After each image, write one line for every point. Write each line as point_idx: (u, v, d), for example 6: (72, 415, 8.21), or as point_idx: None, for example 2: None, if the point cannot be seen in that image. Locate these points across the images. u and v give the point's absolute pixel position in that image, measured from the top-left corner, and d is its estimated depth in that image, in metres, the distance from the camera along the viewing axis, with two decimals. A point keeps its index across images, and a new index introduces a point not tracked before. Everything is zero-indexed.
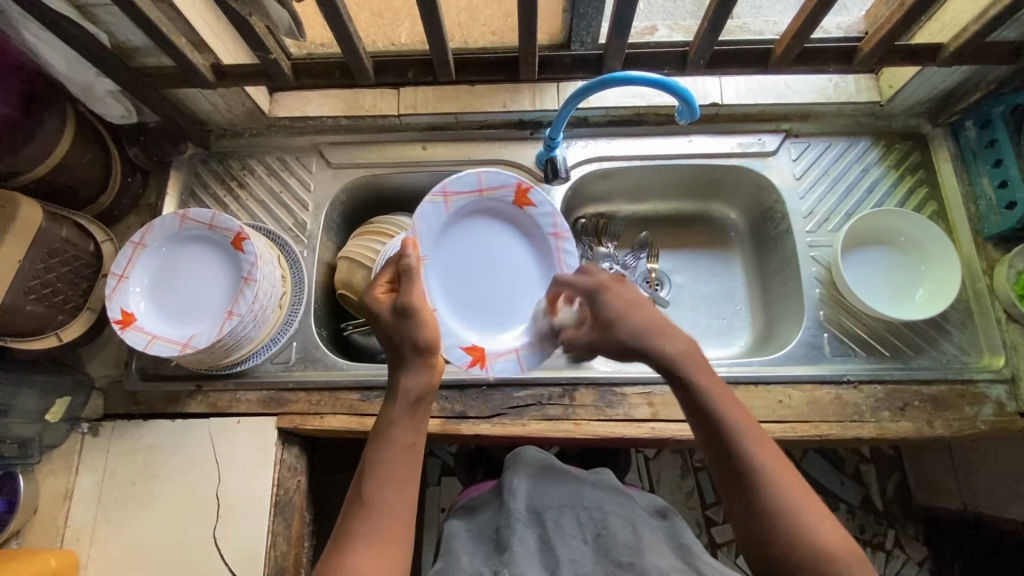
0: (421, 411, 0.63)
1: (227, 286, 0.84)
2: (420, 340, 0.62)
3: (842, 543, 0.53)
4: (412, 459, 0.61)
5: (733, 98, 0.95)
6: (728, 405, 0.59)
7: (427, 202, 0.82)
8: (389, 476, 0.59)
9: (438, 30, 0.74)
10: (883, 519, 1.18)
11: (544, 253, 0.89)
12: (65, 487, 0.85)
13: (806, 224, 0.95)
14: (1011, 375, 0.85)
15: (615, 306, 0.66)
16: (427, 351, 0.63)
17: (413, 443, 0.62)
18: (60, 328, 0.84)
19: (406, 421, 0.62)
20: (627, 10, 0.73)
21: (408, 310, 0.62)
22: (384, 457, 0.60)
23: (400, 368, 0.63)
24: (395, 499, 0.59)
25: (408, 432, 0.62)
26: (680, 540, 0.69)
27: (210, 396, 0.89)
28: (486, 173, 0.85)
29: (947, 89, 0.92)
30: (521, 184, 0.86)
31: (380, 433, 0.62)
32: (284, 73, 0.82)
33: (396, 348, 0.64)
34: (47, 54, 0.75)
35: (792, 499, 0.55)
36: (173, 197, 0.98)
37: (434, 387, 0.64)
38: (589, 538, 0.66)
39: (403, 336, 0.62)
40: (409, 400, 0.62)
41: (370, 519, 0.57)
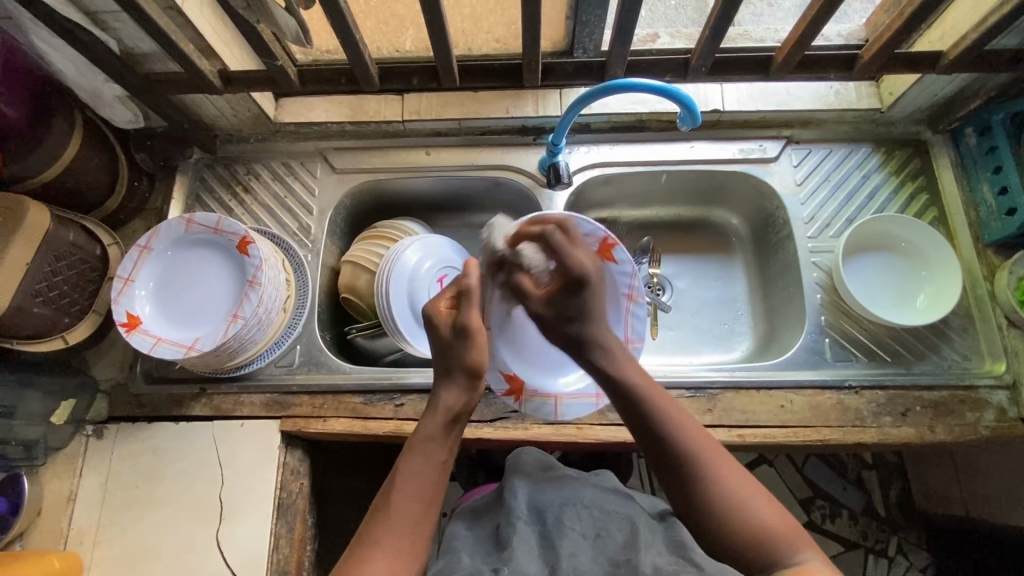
0: (456, 429, 0.66)
1: (233, 289, 0.85)
2: (470, 361, 0.67)
3: (781, 523, 0.59)
4: (440, 473, 0.63)
5: (734, 104, 0.96)
6: (662, 403, 0.66)
7: (509, 224, 0.80)
8: (416, 486, 0.61)
9: (443, 37, 0.75)
10: (885, 525, 1.18)
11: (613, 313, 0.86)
12: (69, 489, 0.85)
13: (808, 229, 0.95)
14: (1012, 381, 0.85)
15: (579, 300, 0.71)
16: (474, 373, 0.67)
17: (446, 460, 0.64)
18: (65, 332, 0.85)
19: (441, 437, 0.64)
20: (630, 18, 0.74)
21: (464, 331, 0.67)
22: (414, 469, 0.62)
23: (445, 386, 0.67)
24: (420, 511, 0.60)
25: (440, 447, 0.64)
26: (677, 536, 0.65)
27: (214, 400, 0.89)
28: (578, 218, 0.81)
29: (947, 97, 0.92)
30: (608, 239, 0.82)
31: (412, 446, 0.64)
32: (291, 79, 0.83)
33: (446, 366, 0.68)
34: (57, 59, 0.77)
35: (731, 485, 0.60)
36: (179, 201, 0.99)
37: (473, 408, 0.67)
38: (589, 535, 0.65)
39: (455, 357, 0.67)
40: (447, 416, 0.65)
41: (392, 528, 0.58)
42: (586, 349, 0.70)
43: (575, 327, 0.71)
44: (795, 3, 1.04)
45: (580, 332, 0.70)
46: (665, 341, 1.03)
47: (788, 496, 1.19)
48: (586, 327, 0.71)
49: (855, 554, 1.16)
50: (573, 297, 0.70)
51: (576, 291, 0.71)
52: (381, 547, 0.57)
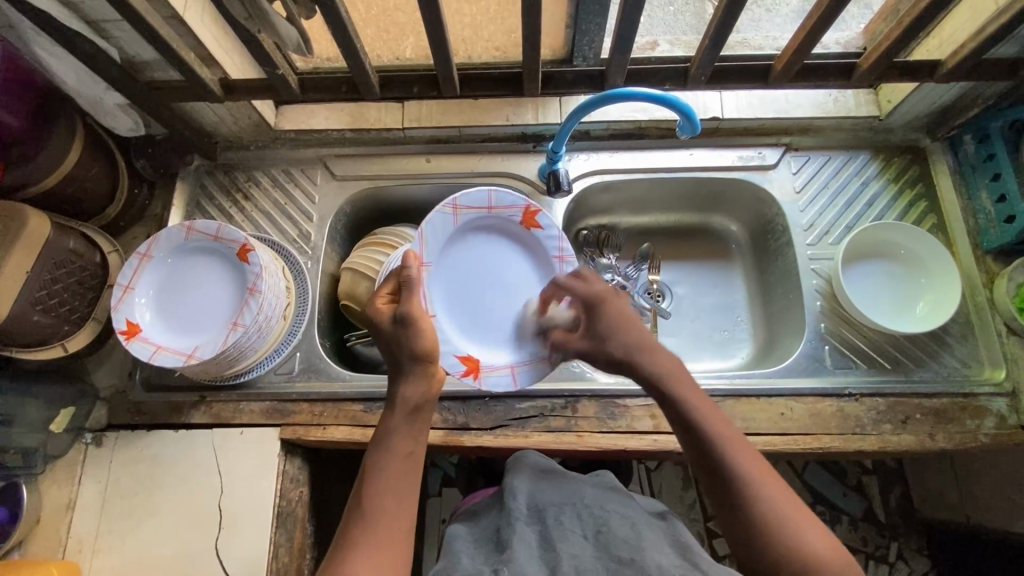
0: (420, 418, 0.64)
1: (232, 297, 0.85)
2: (418, 348, 0.65)
3: (831, 549, 0.56)
4: (412, 467, 0.63)
5: (733, 112, 0.97)
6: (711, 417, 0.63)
7: (436, 211, 0.82)
8: (389, 482, 0.61)
9: (443, 46, 0.76)
10: (885, 531, 1.18)
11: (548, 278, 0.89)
12: (68, 497, 0.85)
13: (807, 237, 0.96)
14: (1012, 388, 0.85)
15: (605, 322, 0.70)
16: (426, 360, 0.65)
17: (411, 452, 0.63)
18: (65, 340, 0.85)
19: (404, 431, 0.63)
20: (630, 28, 0.74)
21: (407, 319, 0.65)
22: (384, 464, 0.62)
23: (400, 378, 0.66)
24: (395, 506, 0.60)
25: (408, 440, 0.63)
26: (681, 538, 0.66)
27: (214, 407, 0.89)
28: (497, 192, 0.85)
29: (946, 105, 0.93)
30: (529, 206, 0.86)
31: (380, 442, 0.64)
32: (291, 87, 0.83)
33: (396, 358, 0.66)
34: (58, 68, 0.77)
35: (781, 508, 0.58)
36: (179, 208, 0.99)
37: (435, 396, 0.66)
38: (590, 534, 0.65)
39: (401, 346, 0.65)
40: (408, 407, 0.64)
41: (369, 523, 0.58)
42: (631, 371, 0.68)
43: (618, 349, 0.68)
44: (793, 10, 1.05)
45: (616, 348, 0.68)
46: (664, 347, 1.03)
47: None
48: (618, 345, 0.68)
49: (855, 560, 1.16)
50: (597, 321, 0.70)
51: (596, 317, 0.71)
52: (359, 543, 0.57)
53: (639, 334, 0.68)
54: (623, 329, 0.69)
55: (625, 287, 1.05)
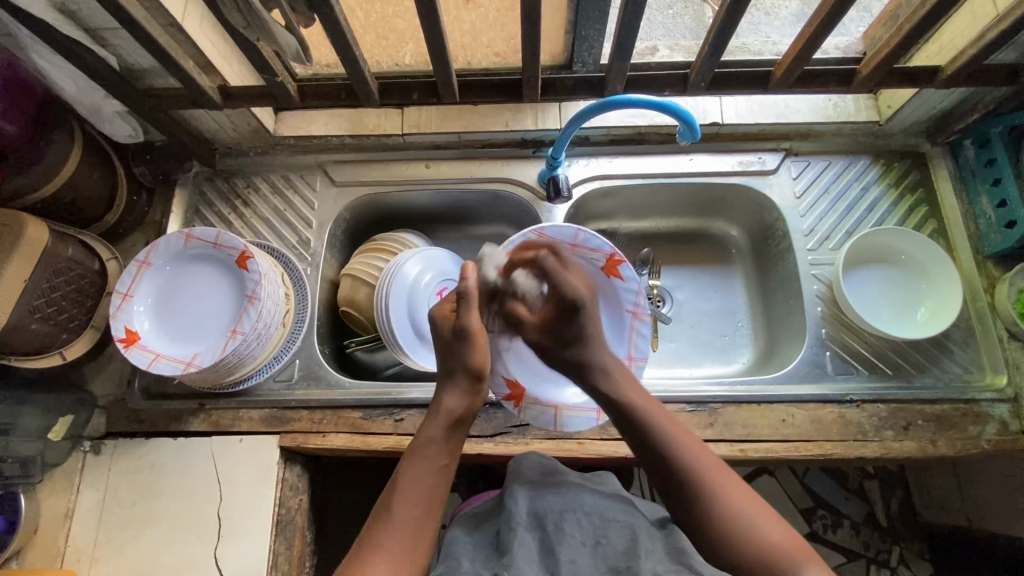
0: (460, 432, 0.67)
1: (231, 304, 0.85)
2: (468, 362, 0.69)
3: (784, 539, 0.59)
4: (443, 478, 0.64)
5: (733, 117, 0.97)
6: (662, 421, 0.68)
7: (516, 238, 0.84)
8: (419, 490, 0.61)
9: (442, 53, 0.76)
10: (887, 536, 1.18)
11: (619, 329, 0.89)
12: (66, 506, 0.84)
13: (808, 242, 0.96)
14: (1014, 394, 0.85)
15: (581, 323, 0.74)
16: (474, 375, 0.69)
17: (446, 465, 0.65)
18: (64, 347, 0.84)
19: (443, 442, 0.66)
20: (629, 34, 0.74)
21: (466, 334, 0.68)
22: (417, 472, 0.63)
23: (445, 388, 0.69)
24: (423, 514, 0.60)
25: (443, 451, 0.65)
26: (679, 544, 0.66)
27: (213, 415, 0.89)
28: (585, 234, 0.86)
29: (946, 110, 0.93)
30: (615, 255, 0.87)
31: (417, 449, 0.65)
32: (290, 94, 0.83)
33: (449, 368, 0.70)
34: (57, 76, 0.77)
35: (730, 499, 0.61)
36: (178, 215, 0.99)
37: (474, 412, 0.69)
38: (589, 543, 0.65)
39: (457, 358, 0.69)
40: (450, 419, 0.67)
41: (396, 529, 0.59)
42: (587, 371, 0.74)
43: (573, 352, 0.75)
44: (792, 14, 1.05)
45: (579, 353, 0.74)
46: (665, 353, 1.03)
47: (790, 507, 1.19)
48: (585, 352, 0.74)
49: (857, 565, 1.16)
50: (574, 321, 0.74)
51: (574, 316, 0.74)
52: (385, 547, 0.57)
53: (590, 339, 0.75)
54: (594, 342, 0.75)
55: None
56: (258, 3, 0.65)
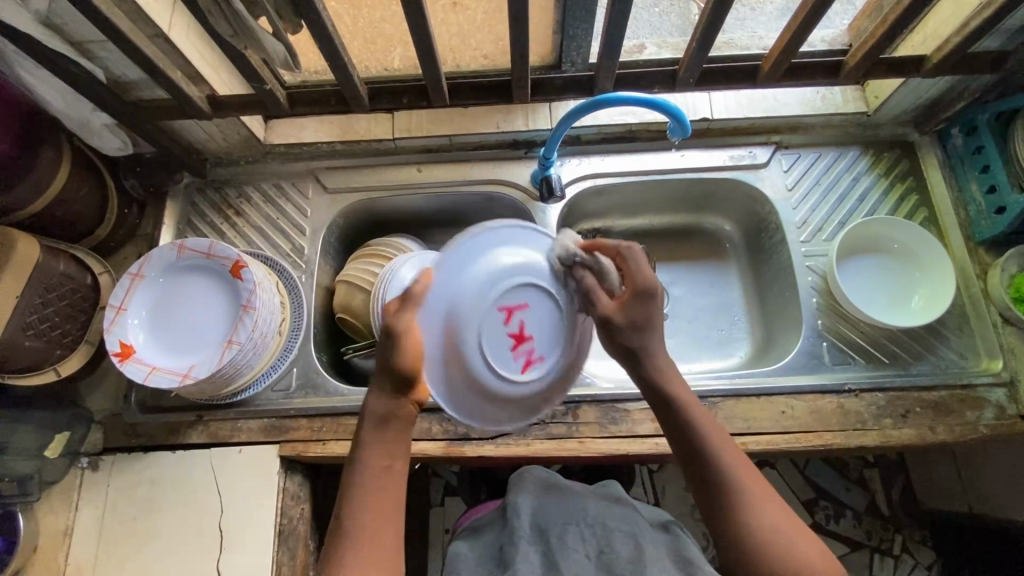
0: (392, 433, 0.63)
1: (226, 316, 0.84)
2: (401, 369, 0.60)
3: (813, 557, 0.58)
4: (390, 481, 0.61)
5: (722, 113, 0.97)
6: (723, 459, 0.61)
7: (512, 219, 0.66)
8: (369, 496, 0.60)
9: (431, 56, 0.75)
10: (890, 524, 1.18)
11: (451, 382, 0.62)
12: (65, 524, 0.84)
13: (800, 234, 0.96)
14: (1009, 378, 0.85)
15: (652, 319, 0.65)
16: (403, 381, 0.62)
17: (388, 465, 0.62)
18: (59, 364, 0.84)
19: (378, 443, 0.62)
20: (618, 32, 0.74)
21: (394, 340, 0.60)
22: (359, 484, 0.60)
23: (372, 391, 0.64)
24: (375, 520, 0.59)
25: (381, 455, 0.62)
26: (685, 551, 0.67)
27: (211, 426, 0.88)
28: (445, 261, 0.62)
29: (932, 99, 0.93)
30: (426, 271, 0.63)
31: (354, 461, 0.62)
32: (280, 102, 0.82)
33: (383, 375, 0.63)
34: (43, 90, 0.76)
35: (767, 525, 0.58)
36: (170, 226, 0.98)
37: (406, 410, 0.63)
38: (592, 554, 0.66)
39: (387, 364, 0.61)
40: (379, 420, 0.62)
41: (351, 543, 0.57)
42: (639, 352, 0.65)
43: (636, 340, 0.64)
44: (777, 7, 1.05)
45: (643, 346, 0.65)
46: None
47: (791, 499, 1.19)
48: (646, 341, 0.65)
49: (861, 554, 1.16)
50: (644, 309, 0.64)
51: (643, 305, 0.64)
52: (348, 561, 0.56)
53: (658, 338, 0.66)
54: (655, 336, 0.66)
55: None
56: (245, 12, 0.64)
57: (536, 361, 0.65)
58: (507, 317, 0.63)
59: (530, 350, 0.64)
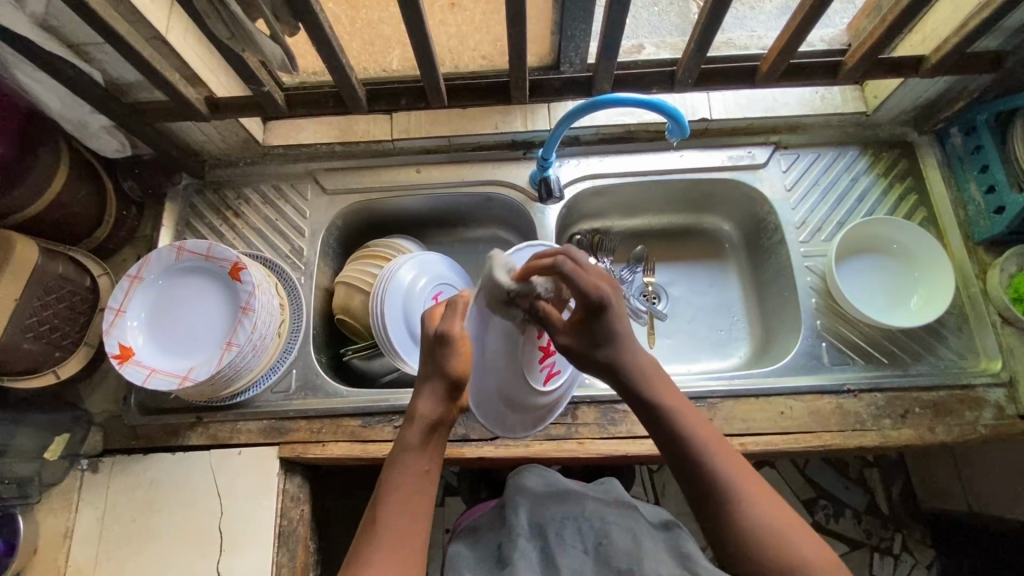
0: (435, 441, 0.64)
1: (226, 317, 0.84)
2: (453, 371, 0.63)
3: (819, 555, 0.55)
4: (425, 486, 0.62)
5: (721, 113, 0.97)
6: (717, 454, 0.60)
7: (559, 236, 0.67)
8: (405, 497, 0.60)
9: (429, 57, 0.75)
10: (889, 523, 1.18)
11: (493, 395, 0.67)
12: (66, 525, 0.84)
13: (799, 234, 0.96)
14: (1008, 378, 0.85)
15: (607, 325, 0.62)
16: (454, 385, 0.64)
17: (427, 470, 0.62)
18: (57, 366, 0.84)
19: (421, 447, 0.63)
20: (615, 33, 0.74)
21: (449, 341, 0.63)
22: (398, 483, 0.61)
23: (418, 396, 0.65)
24: (409, 519, 0.59)
25: (422, 459, 0.63)
26: (681, 546, 0.67)
27: (211, 428, 0.88)
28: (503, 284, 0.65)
29: (931, 98, 0.93)
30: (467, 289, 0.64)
31: (393, 461, 0.63)
32: (278, 104, 0.82)
33: (428, 374, 0.65)
34: (41, 93, 0.76)
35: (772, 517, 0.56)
36: (169, 228, 0.98)
37: (450, 418, 0.65)
38: (590, 548, 0.67)
39: (437, 364, 0.63)
40: (425, 424, 0.63)
41: (382, 538, 0.57)
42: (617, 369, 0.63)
43: (604, 352, 0.63)
44: (776, 7, 1.06)
45: (612, 356, 0.63)
46: (663, 349, 1.03)
47: (791, 498, 1.19)
48: (615, 351, 0.63)
49: (861, 553, 1.16)
50: (602, 323, 0.61)
51: (599, 317, 0.61)
52: (378, 555, 0.56)
53: (626, 340, 0.63)
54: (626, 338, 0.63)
55: (620, 289, 1.04)
56: (242, 14, 0.64)
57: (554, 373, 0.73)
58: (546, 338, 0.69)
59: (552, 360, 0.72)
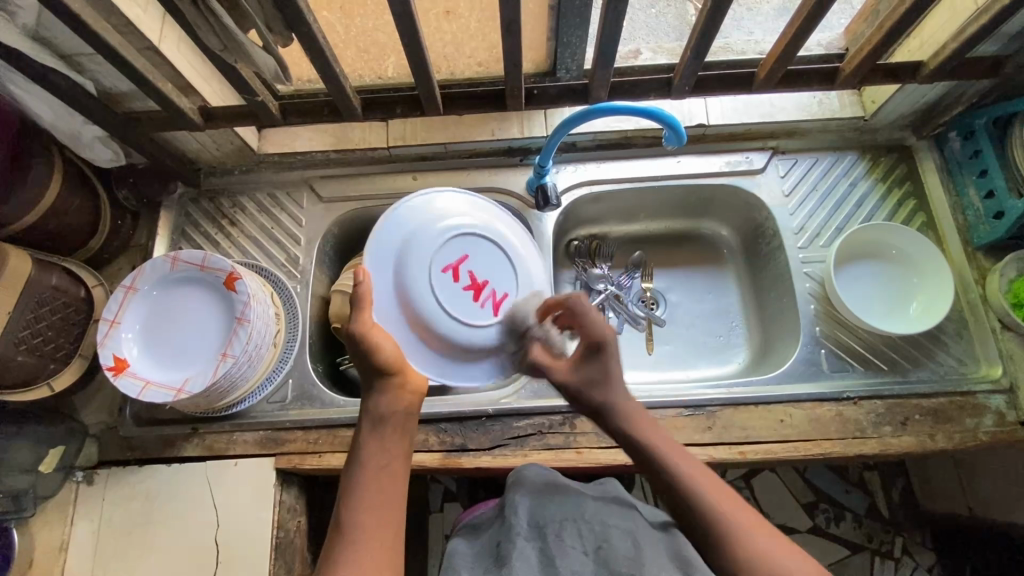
0: (390, 431, 0.65)
1: (221, 328, 0.84)
2: (381, 363, 0.67)
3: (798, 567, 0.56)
4: (389, 482, 0.62)
5: (719, 118, 0.96)
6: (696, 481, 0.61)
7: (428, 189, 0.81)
8: (367, 493, 0.61)
9: (424, 65, 0.75)
10: (890, 526, 1.18)
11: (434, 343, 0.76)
12: (61, 538, 0.83)
13: (798, 239, 0.95)
14: (1009, 385, 0.85)
15: (603, 371, 0.72)
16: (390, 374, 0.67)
17: (387, 464, 0.63)
18: (51, 379, 0.83)
19: (376, 441, 0.64)
20: (611, 40, 0.73)
21: (361, 337, 0.67)
22: (361, 481, 0.61)
23: (365, 394, 0.68)
24: (375, 517, 0.59)
25: (380, 454, 0.63)
26: (682, 550, 0.66)
27: (207, 439, 0.87)
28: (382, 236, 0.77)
29: (929, 103, 0.92)
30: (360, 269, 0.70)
31: (354, 461, 0.64)
32: (272, 113, 0.81)
33: (365, 375, 0.68)
34: (33, 104, 0.75)
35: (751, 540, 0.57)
36: (164, 237, 0.98)
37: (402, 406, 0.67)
38: (590, 550, 0.66)
39: (365, 364, 0.67)
40: (376, 419, 0.66)
41: (351, 537, 0.57)
42: (602, 415, 0.70)
43: (596, 396, 0.71)
44: (773, 9, 1.05)
45: (603, 398, 0.71)
46: (662, 355, 1.03)
47: (790, 501, 1.19)
48: (608, 395, 0.71)
49: (862, 557, 1.16)
50: (593, 366, 0.72)
51: (593, 358, 0.72)
52: (347, 557, 0.56)
53: (615, 382, 0.71)
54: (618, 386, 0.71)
55: (618, 295, 1.04)
56: (234, 26, 0.64)
57: (500, 300, 0.79)
58: (456, 273, 0.78)
59: (485, 296, 0.78)
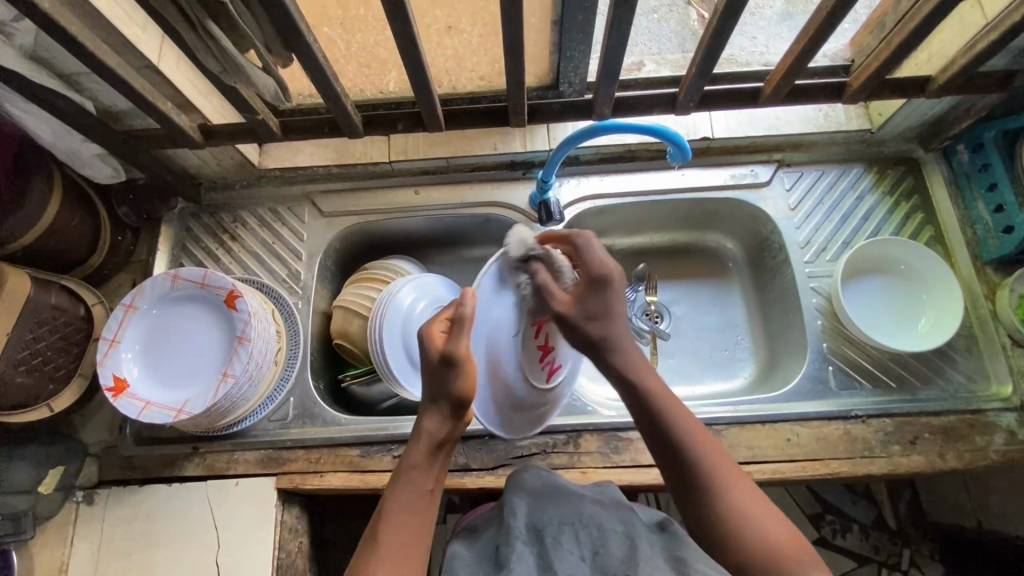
0: (440, 461, 0.65)
1: (222, 347, 0.83)
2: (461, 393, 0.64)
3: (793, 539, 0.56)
4: (424, 506, 0.62)
5: (723, 131, 0.95)
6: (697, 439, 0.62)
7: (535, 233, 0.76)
8: (402, 513, 0.60)
9: (424, 82, 0.74)
10: (897, 538, 1.16)
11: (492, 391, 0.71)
12: (61, 559, 0.83)
13: (804, 254, 0.94)
14: (1020, 403, 0.83)
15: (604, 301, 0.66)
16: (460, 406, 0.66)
17: (429, 488, 0.63)
18: (51, 399, 0.82)
19: (425, 464, 0.64)
20: (614, 57, 0.72)
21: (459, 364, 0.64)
22: (400, 498, 0.61)
23: (425, 412, 0.66)
24: (409, 539, 0.59)
25: (424, 476, 0.63)
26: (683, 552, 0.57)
27: (207, 458, 0.87)
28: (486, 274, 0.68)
29: (936, 116, 0.91)
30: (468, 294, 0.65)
31: (396, 478, 0.63)
32: (272, 130, 0.81)
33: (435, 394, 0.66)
34: (32, 123, 0.75)
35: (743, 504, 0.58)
36: (164, 252, 0.97)
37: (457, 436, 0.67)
38: (586, 554, 0.58)
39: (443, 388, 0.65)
40: (434, 442, 0.64)
41: (382, 555, 0.56)
42: (602, 351, 0.66)
43: (597, 328, 0.66)
44: (777, 15, 1.03)
45: (605, 331, 0.66)
46: (666, 369, 1.02)
47: (796, 513, 1.18)
48: (608, 326, 0.66)
49: (869, 570, 1.14)
50: (597, 296, 0.65)
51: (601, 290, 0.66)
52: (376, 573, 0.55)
53: (615, 316, 0.67)
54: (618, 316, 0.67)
55: None
56: (232, 47, 0.63)
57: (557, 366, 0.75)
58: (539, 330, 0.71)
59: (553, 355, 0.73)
